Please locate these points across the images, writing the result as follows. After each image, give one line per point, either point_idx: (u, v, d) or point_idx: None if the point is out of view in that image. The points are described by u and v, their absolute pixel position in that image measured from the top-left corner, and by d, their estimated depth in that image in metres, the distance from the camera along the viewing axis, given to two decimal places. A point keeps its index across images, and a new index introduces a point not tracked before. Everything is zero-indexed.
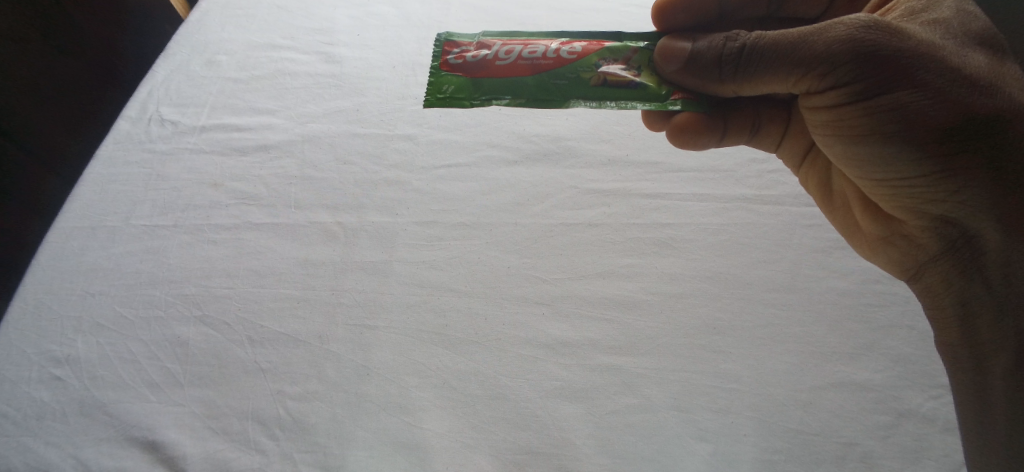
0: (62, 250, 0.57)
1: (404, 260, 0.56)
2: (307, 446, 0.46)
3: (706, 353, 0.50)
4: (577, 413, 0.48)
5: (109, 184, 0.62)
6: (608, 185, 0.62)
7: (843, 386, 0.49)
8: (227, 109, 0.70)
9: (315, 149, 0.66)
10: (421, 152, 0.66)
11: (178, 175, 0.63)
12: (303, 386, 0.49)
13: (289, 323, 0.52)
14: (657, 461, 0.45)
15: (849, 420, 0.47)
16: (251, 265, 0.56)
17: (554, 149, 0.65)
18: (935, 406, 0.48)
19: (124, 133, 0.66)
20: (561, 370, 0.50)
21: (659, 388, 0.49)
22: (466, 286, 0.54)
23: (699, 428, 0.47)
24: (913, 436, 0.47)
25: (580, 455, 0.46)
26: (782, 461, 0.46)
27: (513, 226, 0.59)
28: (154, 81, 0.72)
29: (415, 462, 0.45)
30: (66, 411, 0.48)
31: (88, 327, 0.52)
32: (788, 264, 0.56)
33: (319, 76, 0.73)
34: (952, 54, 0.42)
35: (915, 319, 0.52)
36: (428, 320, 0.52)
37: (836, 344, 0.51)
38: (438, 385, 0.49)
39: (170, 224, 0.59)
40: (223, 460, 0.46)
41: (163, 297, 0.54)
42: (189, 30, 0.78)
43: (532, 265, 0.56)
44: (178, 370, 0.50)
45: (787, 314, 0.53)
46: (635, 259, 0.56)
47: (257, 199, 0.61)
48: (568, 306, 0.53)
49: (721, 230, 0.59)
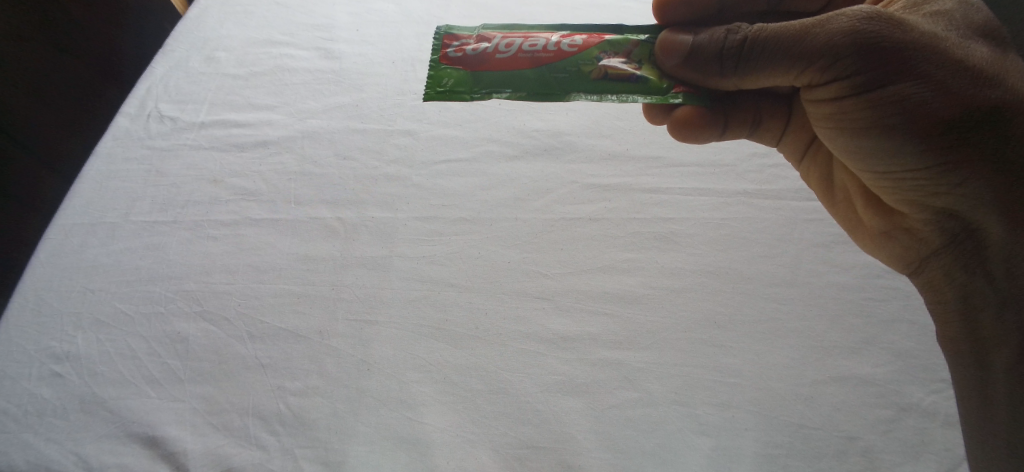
0: (61, 247, 0.56)
1: (404, 256, 0.56)
2: (307, 442, 0.46)
3: (707, 348, 0.50)
4: (578, 408, 0.48)
5: (109, 181, 0.62)
6: (609, 180, 0.62)
7: (845, 380, 0.49)
8: (226, 106, 0.69)
9: (314, 145, 0.66)
10: (421, 147, 0.65)
11: (178, 171, 0.63)
12: (303, 382, 0.49)
13: (289, 319, 0.52)
14: (659, 455, 0.45)
15: (850, 414, 0.47)
16: (251, 261, 0.56)
17: (554, 144, 0.65)
18: (935, 400, 0.48)
19: (123, 130, 0.66)
20: (561, 365, 0.49)
21: (660, 383, 0.48)
22: (466, 282, 0.54)
23: (700, 422, 0.47)
24: (914, 430, 0.47)
25: (581, 450, 0.46)
26: (784, 456, 0.45)
27: (513, 221, 0.58)
28: (153, 78, 0.72)
29: (417, 457, 0.45)
30: (67, 408, 0.48)
31: (87, 324, 0.52)
32: (789, 258, 0.56)
33: (319, 72, 0.73)
34: (954, 46, 0.42)
35: (916, 313, 0.53)
36: (428, 316, 0.52)
37: (836, 339, 0.51)
38: (439, 381, 0.49)
39: (170, 220, 0.59)
40: (224, 456, 0.46)
41: (162, 293, 0.54)
42: (188, 26, 0.78)
43: (532, 260, 0.56)
44: (178, 366, 0.50)
45: (788, 309, 0.53)
46: (635, 253, 0.56)
47: (257, 195, 0.61)
48: (568, 301, 0.53)
49: (721, 225, 0.59)
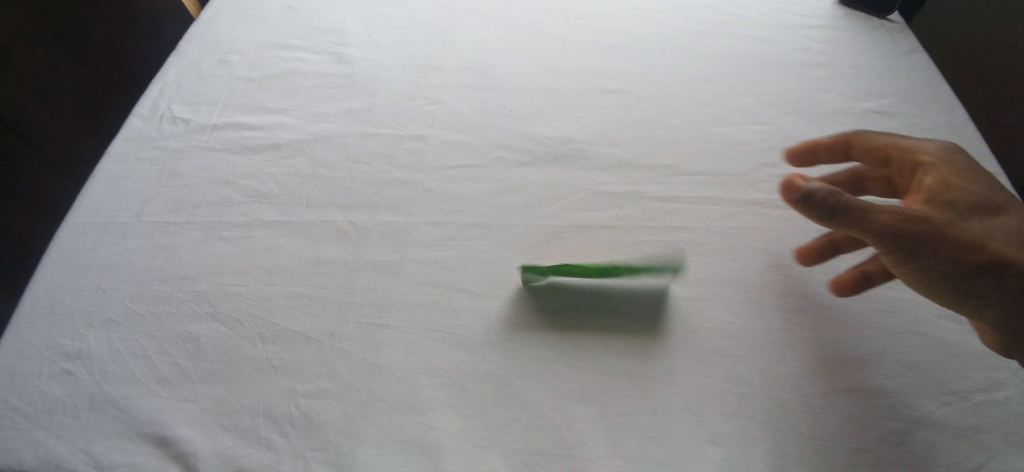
0: (75, 246, 0.57)
1: (415, 260, 0.56)
2: (317, 444, 0.46)
3: (717, 356, 0.51)
4: (588, 415, 0.47)
5: (122, 181, 0.62)
6: (619, 187, 0.63)
7: (855, 391, 0.49)
8: (239, 108, 0.70)
9: (327, 149, 0.66)
10: (432, 153, 0.66)
11: (191, 172, 0.63)
12: (314, 384, 0.49)
13: (300, 322, 0.52)
14: (670, 464, 0.45)
15: (861, 426, 0.47)
16: (262, 263, 0.56)
17: (564, 151, 0.66)
18: (946, 412, 0.48)
19: (136, 131, 0.67)
20: (572, 371, 0.50)
21: (671, 391, 0.49)
22: (477, 287, 0.54)
23: (711, 432, 0.46)
24: (926, 443, 0.46)
25: (591, 457, 0.45)
26: (795, 466, 0.45)
27: (524, 227, 0.59)
28: (166, 80, 0.72)
29: (426, 462, 0.45)
30: (77, 406, 0.48)
31: (99, 323, 0.52)
32: (799, 268, 0.56)
33: (331, 76, 0.74)
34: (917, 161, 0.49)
35: (927, 326, 0.52)
36: (439, 320, 0.52)
37: (846, 350, 0.51)
38: (449, 385, 0.49)
39: (182, 220, 0.59)
40: (234, 457, 0.46)
41: (174, 294, 0.54)
42: (202, 30, 0.79)
43: (543, 266, 0.56)
44: (189, 366, 0.50)
45: (798, 319, 0.53)
46: (646, 261, 0.57)
47: (269, 197, 0.62)
48: (578, 308, 0.53)
49: (731, 234, 0.59)
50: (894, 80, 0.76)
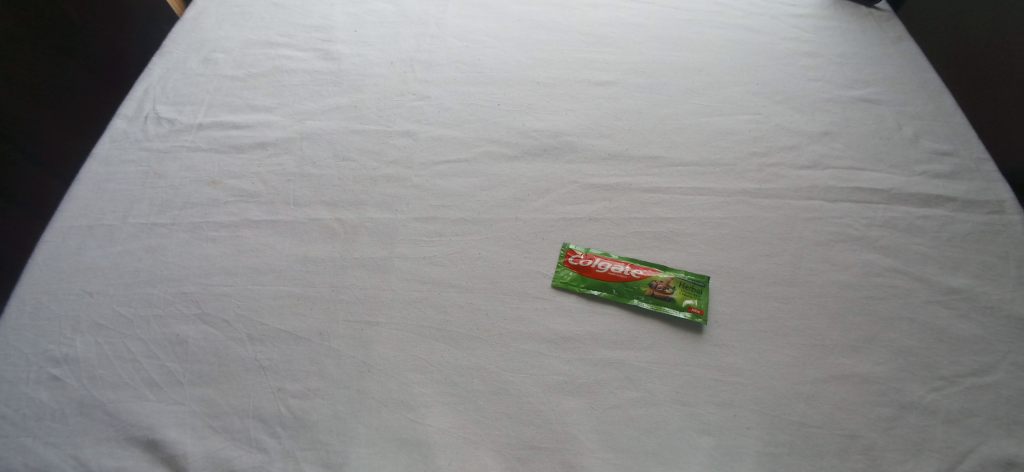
0: (60, 249, 0.56)
1: (404, 256, 0.56)
2: (308, 444, 0.46)
3: (708, 347, 0.51)
4: (579, 408, 0.47)
5: (107, 183, 0.61)
6: (609, 179, 0.62)
7: (846, 378, 0.49)
8: (224, 107, 0.69)
9: (314, 147, 0.65)
10: (420, 149, 0.65)
11: (177, 173, 0.63)
12: (303, 384, 0.48)
13: (289, 321, 0.52)
14: (660, 455, 0.45)
15: (852, 412, 0.47)
16: (250, 264, 0.56)
17: (553, 144, 0.65)
18: (935, 397, 0.48)
19: (121, 132, 0.66)
20: (562, 365, 0.49)
21: (661, 382, 0.48)
22: (467, 282, 0.54)
23: (701, 421, 0.46)
24: (916, 428, 0.46)
25: (583, 450, 0.45)
26: (787, 454, 0.45)
27: (512, 221, 0.58)
28: (150, 79, 0.71)
29: (418, 459, 0.45)
30: (66, 411, 0.47)
31: (87, 327, 0.52)
32: (789, 257, 0.56)
33: (318, 73, 0.73)
34: None
35: (916, 311, 0.53)
36: (429, 317, 0.52)
37: (836, 337, 0.51)
38: (440, 381, 0.49)
39: (169, 222, 0.59)
40: (223, 459, 0.45)
41: (162, 296, 0.54)
42: (186, 29, 0.78)
43: (533, 260, 0.56)
44: (178, 368, 0.50)
45: (789, 307, 0.53)
46: (636, 253, 0.57)
47: (256, 197, 0.61)
48: (569, 301, 0.53)
49: (721, 223, 0.59)
50: (882, 68, 0.76)
